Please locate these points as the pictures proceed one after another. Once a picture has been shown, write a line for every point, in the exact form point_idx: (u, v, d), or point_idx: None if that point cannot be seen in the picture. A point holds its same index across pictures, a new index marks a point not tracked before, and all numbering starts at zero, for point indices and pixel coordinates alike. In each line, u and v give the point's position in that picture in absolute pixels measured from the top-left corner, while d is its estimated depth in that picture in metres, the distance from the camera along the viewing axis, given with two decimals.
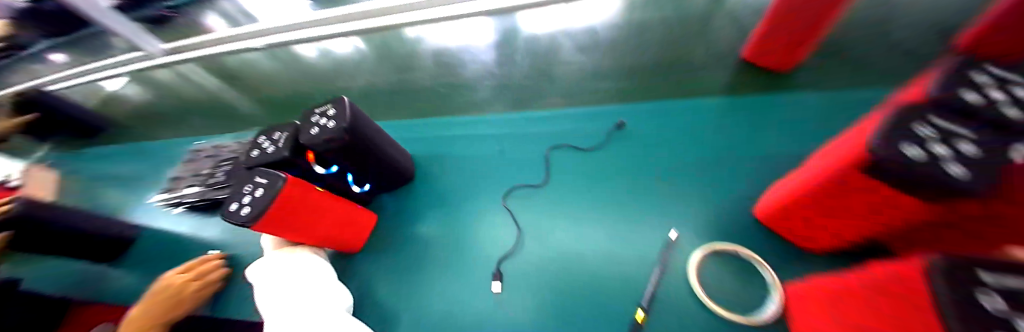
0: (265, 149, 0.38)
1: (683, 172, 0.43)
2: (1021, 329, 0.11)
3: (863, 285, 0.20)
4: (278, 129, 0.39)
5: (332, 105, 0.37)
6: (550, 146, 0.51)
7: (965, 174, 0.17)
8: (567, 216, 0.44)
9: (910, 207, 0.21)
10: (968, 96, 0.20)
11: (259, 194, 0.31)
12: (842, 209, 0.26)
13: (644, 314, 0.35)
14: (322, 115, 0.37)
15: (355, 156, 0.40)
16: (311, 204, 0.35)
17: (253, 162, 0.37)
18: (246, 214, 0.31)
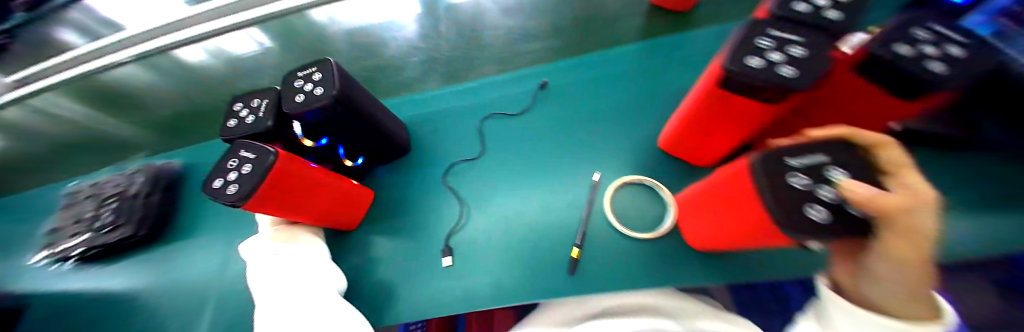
0: (244, 119, 0.36)
1: (603, 118, 0.48)
2: (822, 198, 0.17)
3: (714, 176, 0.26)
4: (264, 98, 0.36)
5: (319, 69, 0.34)
6: (481, 118, 0.53)
7: (794, 73, 0.22)
8: (504, 183, 0.47)
9: (766, 110, 0.26)
10: (796, 10, 0.25)
11: (247, 170, 0.29)
12: (726, 123, 0.30)
13: (577, 250, 0.38)
14: (306, 80, 0.34)
15: (346, 126, 0.38)
16: (307, 181, 0.34)
17: (233, 133, 0.35)
18: (234, 193, 0.29)
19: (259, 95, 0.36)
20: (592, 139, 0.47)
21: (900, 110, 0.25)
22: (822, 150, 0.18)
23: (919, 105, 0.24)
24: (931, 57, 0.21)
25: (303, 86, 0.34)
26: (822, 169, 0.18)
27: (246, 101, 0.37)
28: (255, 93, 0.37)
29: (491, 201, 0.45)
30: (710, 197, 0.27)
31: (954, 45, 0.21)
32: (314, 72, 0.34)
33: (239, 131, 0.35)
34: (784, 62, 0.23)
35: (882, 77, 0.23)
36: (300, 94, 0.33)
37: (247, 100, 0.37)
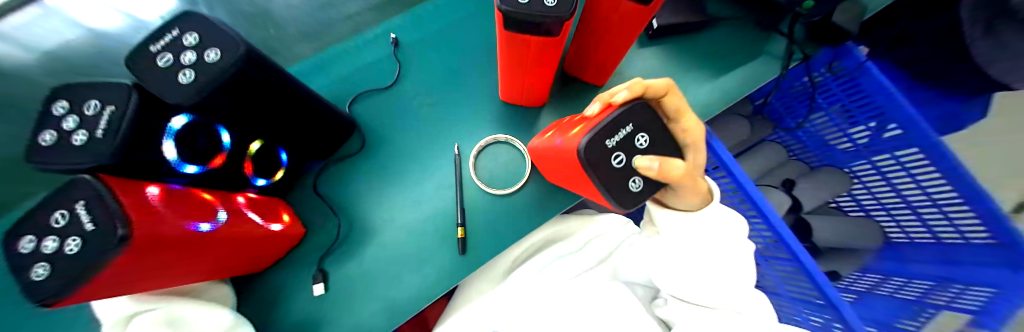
0: (78, 120, 0.18)
1: (446, 85, 0.44)
2: (631, 172, 0.19)
3: (552, 143, 0.26)
4: (114, 94, 0.18)
5: (209, 34, 0.19)
6: (351, 98, 0.43)
7: (554, 2, 0.22)
8: (374, 183, 0.40)
9: (557, 45, 0.27)
10: None
11: (79, 239, 0.15)
12: (536, 66, 0.30)
13: (461, 230, 0.37)
14: (183, 46, 0.19)
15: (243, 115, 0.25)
16: (193, 236, 0.22)
17: (68, 144, 0.18)
18: (44, 275, 0.16)
19: (150, 67, 0.19)
20: (442, 108, 0.43)
21: (648, 15, 0.27)
22: (630, 119, 0.19)
23: (654, 8, 0.26)
24: None
25: (170, 59, 0.19)
26: (635, 147, 0.19)
27: (79, 84, 0.19)
28: (85, 82, 0.19)
29: (350, 218, 0.39)
30: (551, 163, 0.27)
31: None
32: (189, 32, 0.19)
33: (95, 140, 0.17)
34: None
35: None
36: (183, 70, 0.18)
37: (80, 96, 0.19)
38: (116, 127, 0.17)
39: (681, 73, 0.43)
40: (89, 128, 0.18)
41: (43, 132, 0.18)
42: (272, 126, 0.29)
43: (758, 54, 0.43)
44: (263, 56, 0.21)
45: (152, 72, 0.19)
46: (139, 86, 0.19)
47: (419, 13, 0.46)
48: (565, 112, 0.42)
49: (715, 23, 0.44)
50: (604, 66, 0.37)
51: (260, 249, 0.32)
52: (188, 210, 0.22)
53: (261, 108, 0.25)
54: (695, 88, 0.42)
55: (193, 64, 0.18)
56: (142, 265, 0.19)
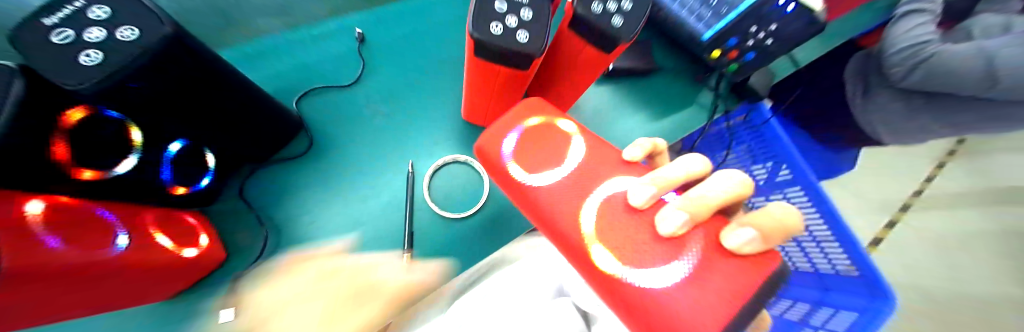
0: None
1: (407, 95, 0.42)
2: None
3: (579, 231, 0.17)
4: None
5: (131, 16, 0.18)
6: (299, 94, 0.38)
7: (526, 38, 0.22)
8: (313, 196, 0.36)
9: (523, 77, 0.27)
10: None
11: None
12: (501, 94, 0.30)
13: (408, 257, 0.33)
14: (93, 24, 0.17)
15: (158, 109, 0.22)
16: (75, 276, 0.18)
17: None
18: None
19: (36, 42, 0.16)
20: (396, 120, 0.40)
21: (606, 62, 0.29)
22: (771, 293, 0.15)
23: (612, 58, 0.29)
24: (614, 15, 0.25)
25: (70, 34, 0.16)
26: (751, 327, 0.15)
27: None
28: None
29: (273, 239, 0.34)
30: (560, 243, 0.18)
31: None
32: (99, 4, 0.18)
33: None
34: (520, 27, 0.22)
35: (592, 36, 0.26)
36: (87, 49, 0.16)
37: None
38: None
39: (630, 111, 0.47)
40: None
41: None
42: (189, 126, 0.25)
43: (690, 104, 0.50)
44: (199, 42, 0.21)
45: (52, 52, 0.16)
46: (27, 67, 0.16)
47: (383, 14, 0.43)
48: None
49: (661, 71, 0.50)
50: (563, 99, 0.39)
51: (166, 284, 0.27)
52: (77, 235, 0.19)
53: (183, 101, 0.23)
54: (639, 127, 0.48)
55: (101, 43, 0.17)
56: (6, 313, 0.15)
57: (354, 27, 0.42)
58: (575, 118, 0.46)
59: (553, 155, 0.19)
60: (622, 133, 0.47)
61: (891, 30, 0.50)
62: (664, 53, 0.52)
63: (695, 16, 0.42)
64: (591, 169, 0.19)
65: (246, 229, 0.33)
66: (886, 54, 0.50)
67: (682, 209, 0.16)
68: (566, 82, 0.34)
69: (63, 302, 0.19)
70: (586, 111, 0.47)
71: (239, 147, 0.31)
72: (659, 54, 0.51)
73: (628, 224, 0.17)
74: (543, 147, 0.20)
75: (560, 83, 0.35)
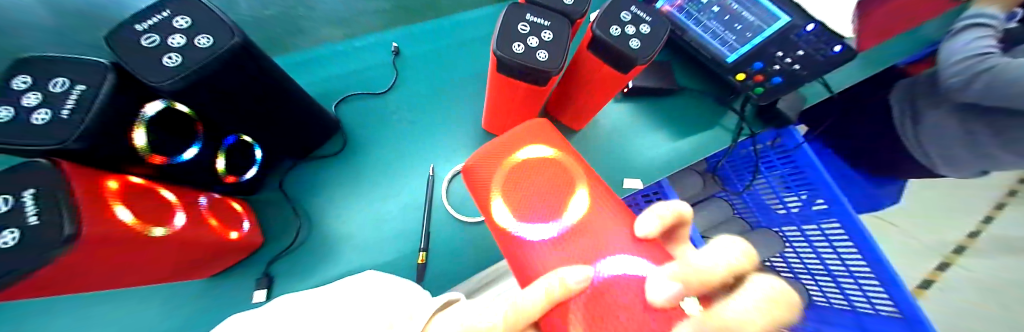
0: (41, 97, 0.18)
1: (434, 104, 0.44)
2: None
3: (567, 313, 0.15)
4: (89, 73, 0.19)
5: (206, 25, 0.21)
6: (339, 99, 0.42)
7: (545, 57, 0.24)
8: (343, 192, 0.39)
9: (542, 92, 0.29)
10: None
11: (15, 235, 0.15)
12: (521, 108, 0.32)
13: (423, 255, 0.35)
14: (171, 31, 0.21)
15: (227, 108, 0.25)
16: (142, 244, 0.21)
17: (15, 123, 0.17)
18: None
19: (130, 45, 0.20)
20: (422, 126, 0.43)
21: (623, 82, 0.30)
22: None
23: (629, 78, 0.30)
24: (632, 38, 0.26)
25: (156, 39, 0.20)
26: None
27: (23, 67, 0.19)
28: (49, 57, 0.19)
29: (305, 229, 0.37)
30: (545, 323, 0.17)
31: (645, 24, 0.27)
32: (182, 15, 0.22)
33: (53, 125, 0.17)
34: (540, 47, 0.24)
35: (609, 56, 0.27)
36: (169, 53, 0.20)
37: (48, 72, 0.19)
38: (90, 102, 0.18)
39: (649, 130, 0.48)
40: (54, 107, 0.17)
41: None
42: (245, 124, 0.29)
43: (714, 126, 0.49)
44: (257, 49, 0.24)
45: (143, 54, 0.20)
46: (118, 65, 0.20)
47: (419, 28, 0.47)
48: None
49: (683, 90, 0.50)
50: (581, 113, 0.40)
51: (213, 261, 0.30)
52: (149, 210, 0.22)
53: (244, 101, 0.26)
54: (660, 146, 0.47)
55: (181, 48, 0.20)
56: (82, 270, 0.19)
57: (392, 39, 0.46)
58: (594, 134, 0.47)
59: (545, 207, 0.19)
60: (641, 151, 0.47)
61: (949, 45, 0.51)
62: (688, 74, 0.52)
63: (718, 39, 0.41)
64: (585, 233, 0.18)
65: (282, 217, 0.37)
66: (943, 67, 0.51)
67: (676, 279, 0.15)
68: (584, 98, 0.35)
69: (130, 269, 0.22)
70: (605, 127, 0.47)
71: (284, 145, 0.35)
72: (681, 75, 0.52)
73: (621, 308, 0.15)
74: (535, 195, 0.19)
75: (579, 99, 0.36)
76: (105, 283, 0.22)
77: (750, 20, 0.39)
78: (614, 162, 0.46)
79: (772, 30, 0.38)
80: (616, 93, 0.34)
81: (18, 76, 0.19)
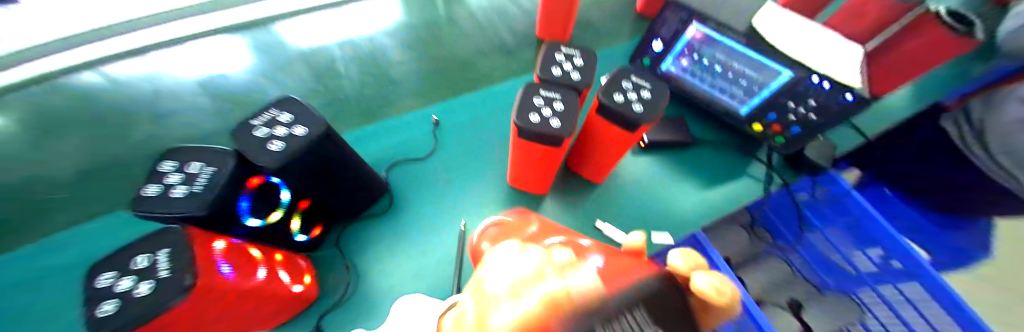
0: (181, 180, 0.25)
1: (468, 165, 0.50)
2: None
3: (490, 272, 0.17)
4: (221, 160, 0.26)
5: (300, 119, 0.29)
6: (388, 165, 0.50)
7: (557, 124, 0.28)
8: (386, 249, 0.43)
9: (560, 153, 0.32)
10: (554, 71, 0.32)
11: (150, 288, 0.21)
12: (544, 167, 0.36)
13: None
14: (275, 125, 0.29)
15: (308, 180, 0.32)
16: (233, 297, 0.25)
17: (167, 198, 0.24)
18: (109, 312, 0.20)
19: (251, 137, 0.28)
20: (455, 184, 0.48)
21: (635, 140, 0.34)
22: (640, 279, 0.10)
23: (639, 135, 0.32)
24: (634, 102, 0.30)
25: (266, 130, 0.28)
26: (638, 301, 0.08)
27: (175, 157, 0.27)
28: (192, 150, 0.27)
29: (352, 284, 0.40)
30: None
31: (645, 89, 0.31)
32: (285, 112, 0.30)
33: (195, 199, 0.24)
34: (553, 116, 0.28)
35: (617, 119, 0.30)
36: (275, 141, 0.27)
37: (190, 159, 0.27)
38: (218, 182, 0.25)
39: (673, 181, 0.49)
40: (193, 185, 0.25)
41: (149, 190, 0.25)
42: (319, 191, 0.35)
43: (739, 175, 0.50)
44: (335, 130, 0.31)
45: (257, 143, 0.27)
46: (239, 152, 0.27)
47: (457, 102, 0.56)
48: (567, 204, 0.46)
49: (701, 142, 0.52)
50: (601, 168, 0.42)
51: (279, 314, 0.34)
52: (243, 265, 0.27)
53: (320, 173, 0.33)
54: (686, 195, 0.48)
55: (283, 137, 0.28)
56: (188, 319, 0.23)
57: (435, 112, 0.55)
58: (617, 187, 0.48)
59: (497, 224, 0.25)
60: (671, 202, 0.47)
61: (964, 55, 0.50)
62: (704, 127, 0.54)
63: (728, 93, 0.46)
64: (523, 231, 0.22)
65: (334, 272, 0.41)
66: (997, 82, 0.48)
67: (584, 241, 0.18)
68: (601, 154, 0.38)
69: (221, 321, 0.27)
70: (629, 178, 0.49)
71: (344, 206, 0.41)
72: (697, 127, 0.54)
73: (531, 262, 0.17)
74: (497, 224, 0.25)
75: (596, 155, 0.39)
76: (205, 330, 0.26)
77: (754, 76, 0.40)
78: (645, 214, 0.46)
79: (780, 84, 0.38)
80: (629, 149, 0.37)
81: (170, 162, 0.27)
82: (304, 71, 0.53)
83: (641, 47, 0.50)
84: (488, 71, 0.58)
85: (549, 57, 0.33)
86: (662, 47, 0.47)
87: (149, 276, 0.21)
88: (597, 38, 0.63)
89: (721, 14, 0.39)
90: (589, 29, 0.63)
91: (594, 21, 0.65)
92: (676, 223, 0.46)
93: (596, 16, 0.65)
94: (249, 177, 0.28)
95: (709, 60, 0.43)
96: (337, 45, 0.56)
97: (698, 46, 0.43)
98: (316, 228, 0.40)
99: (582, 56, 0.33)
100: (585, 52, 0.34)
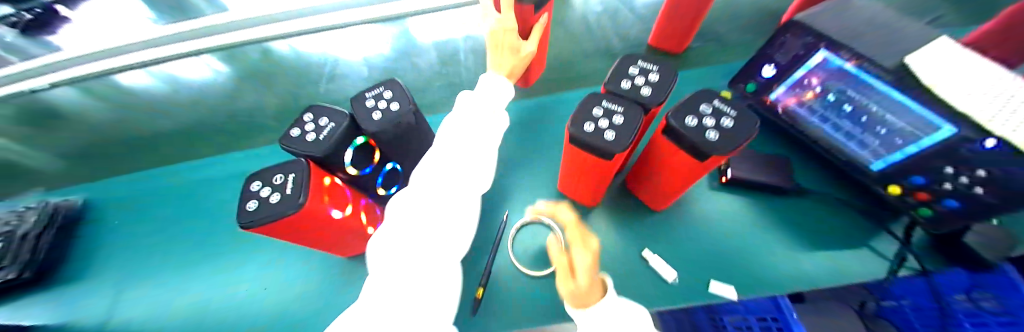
0: (311, 129, 0.35)
1: (537, 161, 0.50)
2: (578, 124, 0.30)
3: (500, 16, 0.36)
4: (338, 118, 0.35)
5: (395, 97, 0.36)
6: None
7: (613, 137, 0.27)
8: None
9: (613, 166, 0.32)
10: (623, 84, 0.31)
11: (278, 198, 0.29)
12: (593, 177, 0.35)
13: (482, 288, 0.39)
14: (378, 100, 0.36)
15: (391, 146, 0.39)
16: (325, 220, 0.33)
17: (301, 140, 0.34)
18: (252, 210, 0.30)
19: (362, 106, 0.36)
20: (521, 176, 0.49)
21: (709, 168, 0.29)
22: None
23: (712, 165, 0.28)
24: (709, 129, 0.26)
25: (377, 101, 0.36)
26: None
27: (312, 111, 0.37)
28: (322, 108, 0.37)
29: None
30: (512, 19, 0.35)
31: (727, 117, 0.27)
32: (388, 90, 0.37)
33: (318, 144, 0.33)
34: (609, 128, 0.28)
35: (684, 144, 0.27)
36: (376, 112, 0.35)
37: (319, 115, 0.36)
38: (333, 134, 0.33)
39: (757, 228, 0.41)
40: (318, 134, 0.34)
41: (292, 132, 0.35)
42: (399, 157, 0.43)
43: (861, 245, 0.39)
44: (419, 109, 0.37)
45: (364, 111, 0.35)
46: (351, 116, 0.36)
47: (542, 99, 0.55)
48: (620, 221, 0.43)
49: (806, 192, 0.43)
50: (663, 196, 0.39)
51: (353, 245, 0.42)
52: (338, 199, 0.35)
53: (401, 143, 0.40)
54: (773, 249, 0.39)
55: (382, 109, 0.35)
56: (295, 228, 0.31)
57: None
58: (680, 218, 0.42)
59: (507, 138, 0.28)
60: (746, 254, 0.39)
61: None
62: (817, 177, 0.44)
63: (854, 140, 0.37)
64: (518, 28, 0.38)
65: None
66: None
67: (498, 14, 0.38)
68: (661, 178, 0.35)
69: (314, 237, 0.35)
70: (703, 214, 0.42)
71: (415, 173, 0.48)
72: (801, 174, 0.45)
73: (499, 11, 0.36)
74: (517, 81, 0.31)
75: (655, 179, 0.36)
76: (301, 240, 0.34)
77: (897, 124, 0.32)
78: (715, 259, 0.38)
79: (935, 141, 0.28)
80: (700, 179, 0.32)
81: (307, 115, 0.37)
82: (422, 53, 0.60)
83: (746, 71, 0.45)
84: (586, 72, 0.56)
85: (622, 70, 0.32)
86: (774, 73, 0.41)
87: (280, 189, 0.30)
88: (711, 57, 0.56)
89: (862, 43, 0.33)
90: (703, 43, 0.57)
91: (711, 35, 0.57)
92: (747, 279, 0.37)
93: (718, 29, 0.58)
94: (353, 136, 0.36)
95: (836, 97, 0.36)
96: (461, 39, 0.61)
97: (824, 78, 0.36)
98: (393, 187, 0.48)
99: (659, 72, 0.31)
100: (665, 67, 0.32)
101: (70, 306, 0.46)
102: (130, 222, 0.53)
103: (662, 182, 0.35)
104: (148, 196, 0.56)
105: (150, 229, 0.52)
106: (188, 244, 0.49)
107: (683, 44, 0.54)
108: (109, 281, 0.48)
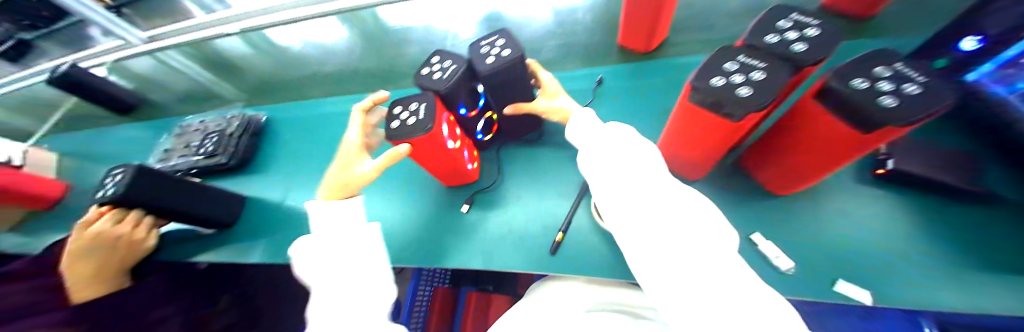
0: (436, 71, 0.39)
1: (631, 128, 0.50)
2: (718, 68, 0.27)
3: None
4: (460, 60, 0.40)
5: (508, 44, 0.38)
6: None
7: (749, 93, 0.24)
8: (528, 170, 0.51)
9: (737, 131, 0.29)
10: (770, 38, 0.28)
11: (414, 121, 0.35)
12: (704, 142, 0.33)
13: (562, 235, 0.42)
14: (492, 47, 0.39)
15: (498, 93, 0.42)
16: (439, 148, 0.38)
17: (428, 79, 0.39)
18: (394, 128, 0.36)
19: (478, 52, 0.40)
20: None
21: (874, 144, 0.25)
22: None
23: (880, 139, 0.24)
24: (884, 93, 0.22)
25: (492, 46, 0.39)
26: None
27: (437, 54, 0.41)
28: (445, 52, 0.41)
29: (497, 181, 0.52)
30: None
31: (912, 83, 0.22)
32: (500, 38, 0.39)
33: (444, 82, 0.37)
34: (745, 84, 0.25)
35: (844, 109, 0.23)
36: (490, 57, 0.38)
37: (443, 58, 0.41)
38: (458, 75, 0.38)
39: (899, 231, 0.34)
40: (444, 73, 0.38)
41: (420, 71, 0.41)
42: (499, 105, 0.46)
43: None
44: (526, 59, 0.38)
45: (479, 57, 0.39)
46: (471, 62, 0.40)
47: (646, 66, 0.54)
48: (716, 196, 0.41)
49: (985, 199, 0.34)
50: (786, 175, 0.35)
51: (453, 176, 0.48)
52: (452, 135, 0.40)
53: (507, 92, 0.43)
54: (916, 256, 0.33)
55: (496, 55, 0.38)
56: (422, 148, 0.37)
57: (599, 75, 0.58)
58: (792, 205, 0.38)
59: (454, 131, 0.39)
60: (887, 258, 0.33)
61: None
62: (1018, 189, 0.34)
63: None
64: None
65: (492, 169, 0.53)
66: None
67: None
68: (796, 149, 0.31)
69: (428, 161, 0.41)
70: (825, 204, 0.38)
71: (509, 125, 0.51)
72: (993, 180, 0.35)
73: None
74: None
75: (788, 150, 0.32)
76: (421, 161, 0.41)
77: None
78: (834, 253, 0.34)
79: None
80: (853, 160, 0.28)
81: (432, 58, 0.42)
82: None
83: (932, 45, 0.38)
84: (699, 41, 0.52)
85: (766, 25, 0.29)
86: (978, 45, 0.33)
87: (415, 114, 0.36)
88: (878, 30, 0.46)
89: None
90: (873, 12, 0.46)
91: None
92: (883, 282, 0.31)
93: None
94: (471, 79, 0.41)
95: None
96: None
97: None
98: (487, 134, 0.52)
99: (820, 26, 0.27)
100: (826, 23, 0.27)
101: (246, 189, 0.61)
102: (285, 137, 0.68)
103: (799, 152, 0.31)
104: (295, 121, 0.70)
105: (297, 144, 0.66)
106: (323, 160, 0.61)
107: (874, 6, 0.42)
108: (270, 177, 0.62)
